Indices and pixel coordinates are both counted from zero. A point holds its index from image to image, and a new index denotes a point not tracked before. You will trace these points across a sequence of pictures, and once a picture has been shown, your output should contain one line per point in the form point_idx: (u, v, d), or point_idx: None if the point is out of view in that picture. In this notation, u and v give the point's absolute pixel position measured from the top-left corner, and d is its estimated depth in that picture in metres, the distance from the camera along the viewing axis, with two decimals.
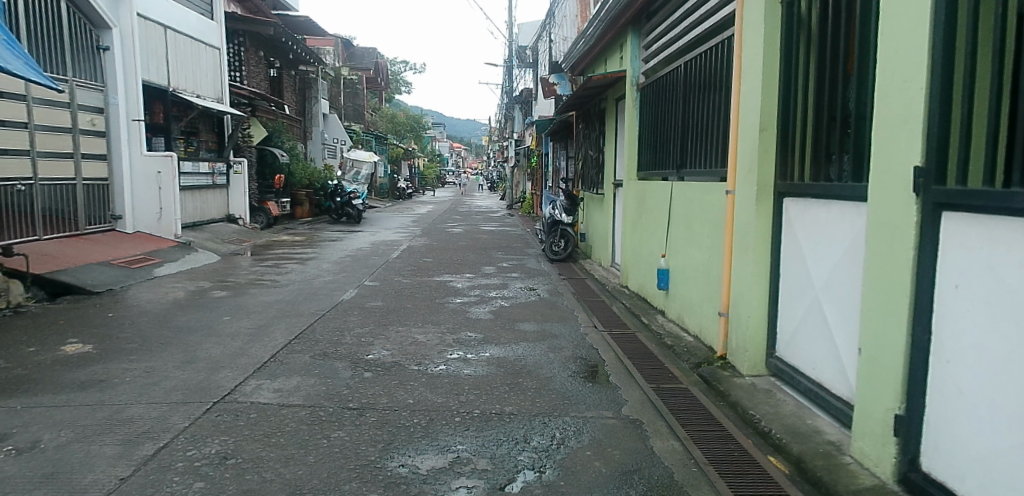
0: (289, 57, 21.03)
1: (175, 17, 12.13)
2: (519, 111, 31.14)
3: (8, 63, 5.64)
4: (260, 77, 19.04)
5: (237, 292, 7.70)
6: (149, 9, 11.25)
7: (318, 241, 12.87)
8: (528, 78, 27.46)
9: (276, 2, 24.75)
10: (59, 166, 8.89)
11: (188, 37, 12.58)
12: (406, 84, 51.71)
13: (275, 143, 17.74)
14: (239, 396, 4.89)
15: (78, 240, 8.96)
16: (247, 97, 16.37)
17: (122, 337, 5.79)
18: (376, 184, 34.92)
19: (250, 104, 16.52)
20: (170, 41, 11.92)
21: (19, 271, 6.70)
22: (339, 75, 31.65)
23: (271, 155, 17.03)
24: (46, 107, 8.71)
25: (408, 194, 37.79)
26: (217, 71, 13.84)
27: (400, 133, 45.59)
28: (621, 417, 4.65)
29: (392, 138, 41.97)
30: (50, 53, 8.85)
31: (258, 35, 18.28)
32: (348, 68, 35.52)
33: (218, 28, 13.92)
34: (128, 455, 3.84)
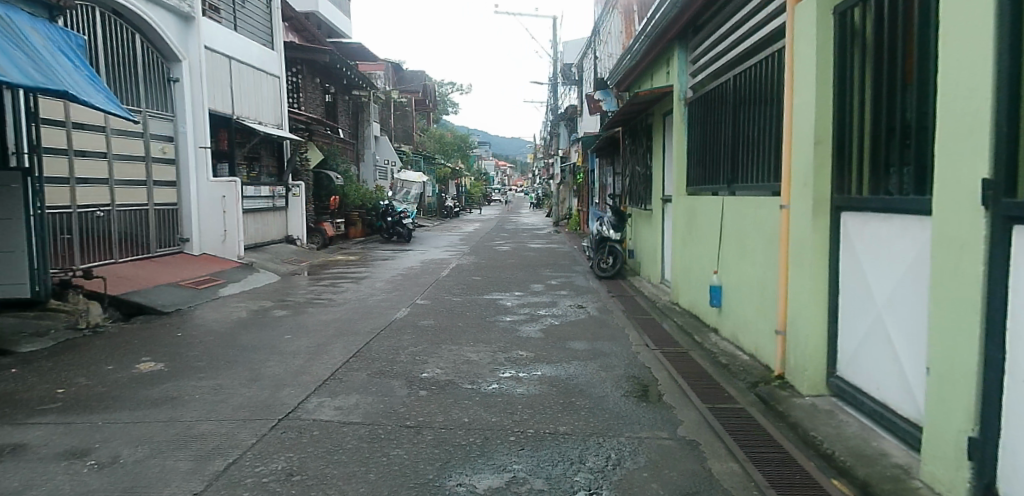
0: (343, 82, 21.78)
1: (239, 48, 12.72)
2: (564, 128, 31.30)
3: (89, 97, 6.01)
4: (316, 102, 19.73)
5: (296, 311, 7.94)
6: (212, 41, 11.77)
7: (371, 260, 13.18)
8: (573, 95, 27.56)
9: (329, 30, 25.71)
10: (133, 193, 9.38)
11: (250, 67, 13.12)
12: (451, 104, 52.55)
13: (330, 166, 18.40)
14: (302, 413, 5.04)
15: (149, 263, 9.42)
16: (304, 122, 17.02)
17: (191, 356, 6.04)
18: (425, 204, 35.61)
19: (308, 129, 17.16)
20: (234, 71, 12.48)
21: (98, 292, 7.15)
22: (389, 96, 32.50)
23: (327, 178, 17.71)
24: (123, 137, 9.21)
25: (455, 213, 38.33)
26: (278, 99, 14.41)
27: (447, 153, 46.42)
28: (677, 438, 4.58)
29: (440, 159, 42.78)
30: (126, 86, 9.38)
31: (315, 62, 18.92)
32: (398, 91, 36.55)
33: (279, 57, 14.52)
34: (200, 471, 3.99)
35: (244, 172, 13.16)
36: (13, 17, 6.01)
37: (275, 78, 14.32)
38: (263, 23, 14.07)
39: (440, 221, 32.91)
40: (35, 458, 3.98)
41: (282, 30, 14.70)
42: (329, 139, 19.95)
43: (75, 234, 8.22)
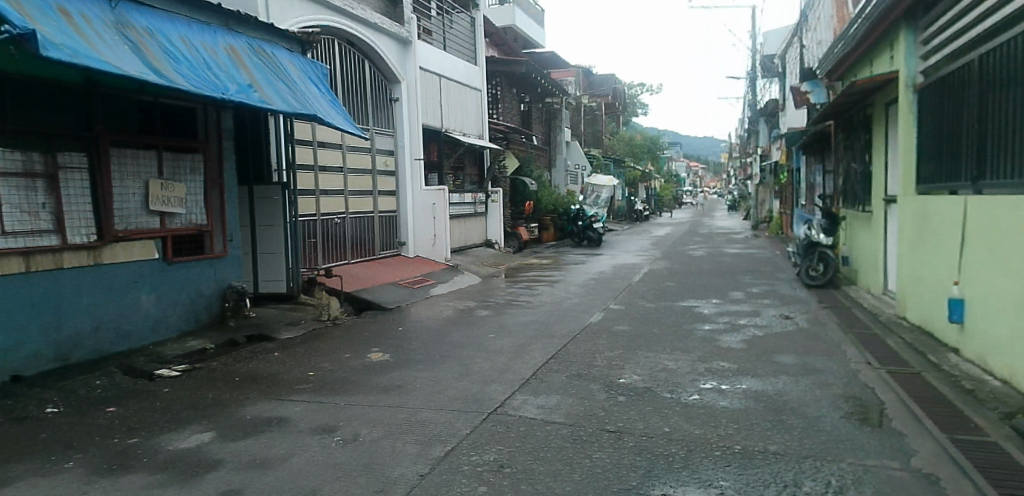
0: (538, 91, 22.59)
1: (448, 66, 13.78)
2: (764, 125, 29.15)
3: (331, 118, 6.92)
4: (513, 112, 20.73)
5: (498, 312, 8.38)
6: (426, 61, 12.86)
7: (564, 264, 13.45)
8: (776, 88, 25.54)
9: (525, 41, 26.86)
10: (361, 202, 10.59)
11: (456, 82, 14.13)
12: (643, 107, 51.89)
13: (525, 173, 19.23)
14: (509, 409, 5.28)
15: (374, 264, 10.56)
16: (503, 132, 17.96)
17: (411, 349, 6.66)
18: (615, 207, 35.54)
19: (506, 138, 18.07)
20: (443, 88, 13.55)
21: (336, 290, 8.24)
22: (580, 102, 33.00)
23: (522, 184, 18.51)
24: (354, 152, 10.44)
25: (644, 217, 37.69)
26: (479, 111, 15.38)
27: (637, 156, 45.87)
28: (912, 470, 4.01)
29: (630, 162, 42.45)
30: (359, 107, 10.60)
31: (513, 75, 19.77)
32: (588, 97, 37.03)
33: (481, 72, 15.48)
34: (424, 455, 4.36)
35: (450, 181, 14.19)
36: (277, 53, 7.08)
37: (477, 91, 15.25)
38: (467, 42, 15.18)
39: (630, 225, 32.60)
40: (296, 429, 4.63)
41: (484, 45, 15.67)
42: (525, 147, 20.80)
43: (319, 238, 9.47)
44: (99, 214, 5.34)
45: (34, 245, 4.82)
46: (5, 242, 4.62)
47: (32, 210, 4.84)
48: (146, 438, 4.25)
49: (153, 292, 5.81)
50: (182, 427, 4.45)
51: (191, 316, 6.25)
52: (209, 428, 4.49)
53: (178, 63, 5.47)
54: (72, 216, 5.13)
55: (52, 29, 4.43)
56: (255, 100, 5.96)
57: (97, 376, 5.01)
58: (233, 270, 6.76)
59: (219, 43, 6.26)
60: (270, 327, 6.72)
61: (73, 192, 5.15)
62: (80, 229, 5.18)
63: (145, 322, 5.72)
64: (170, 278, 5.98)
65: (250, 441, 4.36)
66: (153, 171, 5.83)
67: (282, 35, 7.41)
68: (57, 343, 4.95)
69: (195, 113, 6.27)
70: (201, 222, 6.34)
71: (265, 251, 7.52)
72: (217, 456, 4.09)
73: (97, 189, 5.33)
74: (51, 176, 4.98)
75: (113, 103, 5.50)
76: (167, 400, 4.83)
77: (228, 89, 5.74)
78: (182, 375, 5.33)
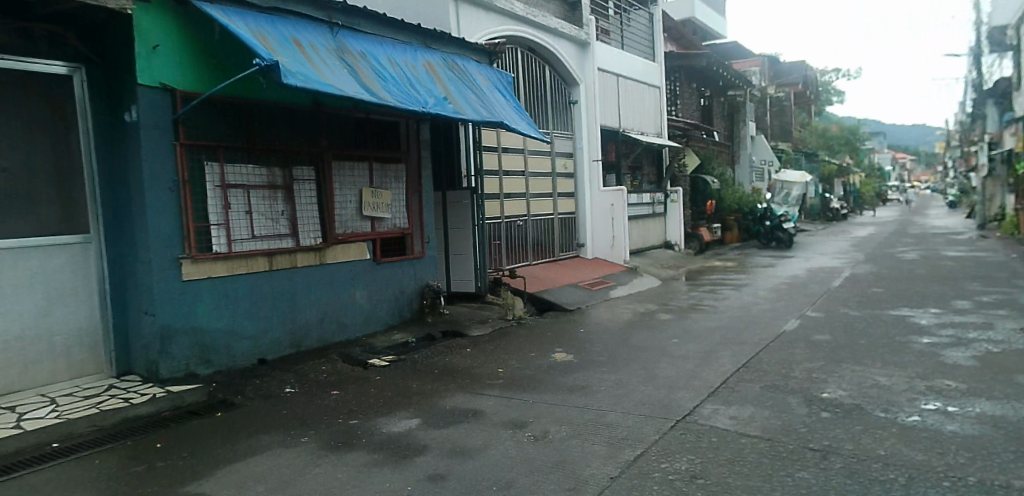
0: (719, 84, 21.60)
1: (626, 65, 13.68)
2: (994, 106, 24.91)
3: (516, 124, 7.19)
4: (693, 108, 20.09)
5: (681, 316, 8.14)
6: (606, 61, 12.88)
7: (750, 266, 12.67)
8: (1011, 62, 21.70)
9: (704, 32, 25.86)
10: (542, 204, 10.88)
11: (634, 81, 13.96)
12: (838, 94, 47.15)
13: (705, 172, 18.57)
14: (699, 418, 5.08)
15: (555, 265, 10.82)
16: (682, 129, 17.45)
17: (594, 350, 6.70)
18: (807, 206, 32.71)
19: (686, 135, 17.51)
20: (621, 87, 13.47)
21: (520, 290, 8.56)
22: (766, 93, 30.87)
23: (703, 183, 17.88)
24: (535, 156, 10.76)
25: (841, 215, 34.17)
26: (658, 108, 15.08)
27: (829, 148, 41.84)
28: None
29: (824, 155, 38.78)
30: (540, 111, 10.92)
31: (692, 68, 19.00)
32: (777, 88, 34.65)
33: (659, 68, 15.17)
34: (614, 457, 4.34)
35: (629, 181, 13.99)
36: (468, 66, 7.52)
37: (656, 88, 14.97)
38: (646, 40, 14.97)
39: (824, 225, 29.71)
40: (491, 422, 4.86)
41: (662, 42, 15.33)
42: (705, 144, 20.02)
43: (504, 240, 9.88)
44: (324, 219, 6.07)
45: (275, 246, 5.64)
46: (254, 243, 5.48)
47: (273, 217, 5.66)
48: (364, 420, 4.72)
49: (365, 289, 6.46)
50: (391, 413, 4.88)
51: (395, 312, 6.84)
52: (415, 415, 4.88)
53: (386, 81, 6.03)
54: (303, 221, 5.89)
55: (288, 59, 5.17)
56: (450, 111, 6.37)
57: (323, 362, 5.67)
58: (431, 271, 7.27)
59: (419, 61, 6.79)
60: (462, 324, 7.13)
61: (304, 200, 5.91)
62: (309, 232, 5.94)
63: (358, 316, 6.39)
64: (379, 277, 6.60)
65: (451, 430, 4.66)
66: (365, 180, 6.48)
67: (471, 47, 7.88)
68: (291, 331, 5.73)
69: (399, 126, 6.87)
70: (403, 225, 6.93)
71: (455, 252, 8.03)
72: (423, 441, 4.43)
73: (322, 197, 6.06)
74: (288, 187, 5.76)
75: (335, 121, 6.21)
76: (379, 387, 5.33)
77: (427, 102, 6.20)
78: (391, 365, 5.83)
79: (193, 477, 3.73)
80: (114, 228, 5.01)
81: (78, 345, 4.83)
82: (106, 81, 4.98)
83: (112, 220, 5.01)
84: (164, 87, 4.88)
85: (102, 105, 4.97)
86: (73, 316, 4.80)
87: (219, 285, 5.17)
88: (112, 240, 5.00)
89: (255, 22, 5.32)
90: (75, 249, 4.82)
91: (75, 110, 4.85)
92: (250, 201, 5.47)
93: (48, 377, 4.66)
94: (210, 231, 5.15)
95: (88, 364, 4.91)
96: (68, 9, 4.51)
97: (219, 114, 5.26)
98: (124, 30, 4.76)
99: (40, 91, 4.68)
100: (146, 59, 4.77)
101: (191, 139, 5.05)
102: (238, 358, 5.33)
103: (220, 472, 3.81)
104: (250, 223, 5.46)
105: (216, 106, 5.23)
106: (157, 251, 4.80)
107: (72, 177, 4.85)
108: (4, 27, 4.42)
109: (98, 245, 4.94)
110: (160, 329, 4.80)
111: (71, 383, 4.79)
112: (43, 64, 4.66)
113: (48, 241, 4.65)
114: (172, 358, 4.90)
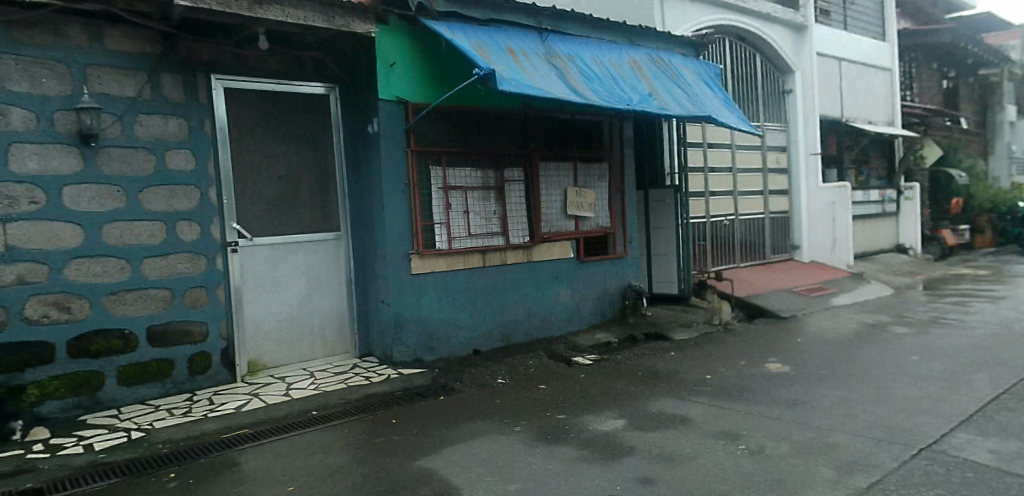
0: (970, 61, 18.56)
1: (851, 47, 12.35)
2: None
3: (724, 118, 6.81)
4: (933, 92, 17.57)
5: (921, 331, 7.09)
6: (826, 45, 11.77)
7: (1012, 277, 10.61)
8: None
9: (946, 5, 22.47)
10: (751, 203, 10.25)
11: (859, 64, 12.54)
12: None
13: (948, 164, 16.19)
14: (949, 449, 4.14)
15: (766, 268, 10.13)
16: (919, 116, 15.32)
17: (814, 363, 6.08)
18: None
19: (925, 123, 15.34)
20: (844, 72, 12.19)
21: (727, 294, 8.14)
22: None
23: (946, 178, 15.64)
24: (744, 151, 10.16)
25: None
26: (889, 93, 13.42)
27: None
28: None
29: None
30: (749, 104, 10.32)
31: (932, 45, 16.58)
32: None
33: (891, 48, 13.49)
34: (843, 483, 3.65)
35: (853, 176, 12.57)
36: (673, 60, 7.38)
37: (886, 71, 13.34)
38: (874, 19, 13.40)
39: None
40: (701, 430, 4.56)
41: (894, 19, 13.60)
42: (949, 133, 17.37)
43: (709, 241, 9.45)
44: (531, 219, 6.31)
45: (488, 244, 5.99)
46: (471, 241, 5.87)
47: (487, 216, 6.01)
48: (571, 416, 4.78)
49: (570, 287, 6.61)
50: (597, 411, 4.85)
51: (598, 312, 6.89)
52: (621, 416, 4.81)
53: (592, 81, 6.10)
54: (513, 220, 6.18)
55: (503, 66, 5.44)
56: (656, 107, 6.23)
57: (531, 357, 5.88)
58: (633, 271, 7.20)
59: (624, 59, 6.84)
60: (664, 326, 6.92)
61: (514, 200, 6.20)
62: (519, 231, 6.21)
63: (563, 314, 6.55)
64: (582, 276, 6.71)
65: (658, 434, 4.48)
66: (570, 180, 6.62)
67: (676, 40, 7.73)
68: (501, 325, 6.06)
69: (603, 126, 6.93)
70: (606, 224, 6.96)
71: (657, 253, 7.91)
72: (630, 443, 4.33)
73: (530, 198, 6.31)
74: (500, 188, 6.09)
75: (544, 124, 6.44)
76: (585, 384, 5.36)
77: (632, 100, 6.13)
78: (594, 364, 5.83)
79: (423, 452, 4.09)
80: (358, 227, 5.70)
81: (329, 329, 5.58)
82: (353, 97, 5.68)
83: (357, 220, 5.70)
84: (399, 100, 5.46)
85: (350, 120, 5.69)
86: (326, 303, 5.55)
87: (440, 279, 5.67)
88: (356, 238, 5.70)
89: (474, 33, 5.69)
90: (328, 245, 5.56)
91: (329, 124, 5.62)
92: (467, 202, 5.88)
93: (307, 354, 5.46)
94: (433, 229, 5.65)
95: (336, 345, 5.64)
96: (326, 37, 5.23)
97: (442, 122, 5.75)
98: (368, 52, 5.38)
99: (305, 110, 5.49)
100: (386, 76, 5.37)
101: (420, 146, 5.60)
102: (456, 348, 5.78)
103: (444, 451, 4.12)
104: (467, 222, 5.86)
105: (440, 115, 5.72)
106: (391, 247, 5.39)
107: (326, 183, 5.60)
108: (280, 57, 5.28)
109: (345, 242, 5.65)
110: (393, 317, 5.40)
111: (324, 361, 5.55)
112: (307, 87, 5.47)
113: (309, 238, 5.43)
114: (402, 343, 5.46)
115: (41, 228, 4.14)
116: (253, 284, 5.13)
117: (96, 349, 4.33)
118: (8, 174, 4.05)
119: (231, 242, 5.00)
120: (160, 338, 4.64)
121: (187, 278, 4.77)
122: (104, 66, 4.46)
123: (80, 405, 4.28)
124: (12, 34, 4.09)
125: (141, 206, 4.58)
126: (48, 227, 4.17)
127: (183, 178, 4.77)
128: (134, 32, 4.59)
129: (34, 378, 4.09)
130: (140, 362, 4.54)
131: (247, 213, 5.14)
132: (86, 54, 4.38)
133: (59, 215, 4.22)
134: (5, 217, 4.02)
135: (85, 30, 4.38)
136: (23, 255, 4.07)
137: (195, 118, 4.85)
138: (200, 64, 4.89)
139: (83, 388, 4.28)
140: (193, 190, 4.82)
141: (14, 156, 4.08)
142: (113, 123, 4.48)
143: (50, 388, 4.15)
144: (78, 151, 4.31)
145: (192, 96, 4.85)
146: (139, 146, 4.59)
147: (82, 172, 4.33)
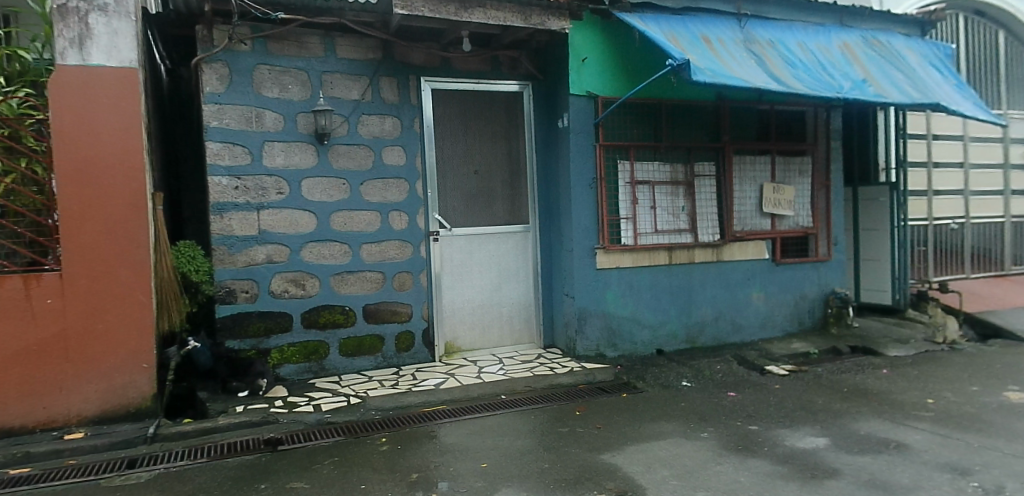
0: None
1: None
2: None
3: (959, 105, 5.91)
4: None
5: None
6: None
7: None
8: None
9: None
10: (989, 204, 8.80)
11: None
12: None
13: None
14: None
15: (1005, 281, 8.67)
16: None
17: None
18: None
19: None
20: None
21: (954, 309, 7.09)
22: None
23: None
24: (981, 144, 8.78)
25: None
26: None
27: None
28: None
29: None
30: (988, 89, 8.97)
31: None
32: None
33: None
34: None
35: None
36: (893, 41, 6.62)
37: None
38: None
39: None
40: (922, 459, 3.80)
41: None
42: None
43: (932, 247, 8.29)
44: (723, 217, 6.02)
45: (676, 241, 5.83)
46: (656, 237, 5.75)
47: (675, 212, 5.85)
48: (765, 428, 4.30)
49: (763, 291, 6.21)
50: (795, 427, 4.32)
51: (794, 319, 6.39)
52: (823, 434, 4.20)
53: (796, 68, 5.63)
54: (703, 217, 5.94)
55: (697, 56, 5.21)
56: (871, 94, 5.56)
57: (719, 362, 5.61)
58: (837, 277, 6.57)
59: (834, 42, 6.27)
60: (874, 340, 6.23)
61: (705, 196, 5.95)
62: (709, 229, 5.96)
63: (755, 318, 6.19)
64: (778, 279, 6.27)
65: (868, 459, 3.79)
66: (766, 175, 6.21)
67: (899, 19, 6.90)
68: (688, 325, 5.91)
69: (807, 115, 6.41)
70: (807, 224, 6.42)
71: (868, 258, 7.26)
72: (834, 465, 3.71)
73: (723, 194, 6.01)
74: (689, 183, 5.88)
75: (740, 116, 6.10)
76: (781, 397, 4.91)
77: (842, 87, 5.53)
78: (791, 375, 5.40)
79: (605, 448, 3.97)
80: (547, 221, 5.85)
81: (518, 317, 5.82)
82: (546, 94, 5.82)
83: (545, 214, 5.85)
84: (590, 94, 5.47)
85: (542, 116, 5.84)
86: (514, 293, 5.79)
87: (625, 275, 5.65)
88: (544, 231, 5.85)
89: (668, 23, 5.53)
90: (518, 238, 5.77)
91: (523, 120, 5.81)
92: (655, 197, 5.76)
93: (497, 340, 5.75)
94: (620, 224, 5.63)
95: (524, 334, 5.86)
96: (523, 36, 5.40)
97: (632, 115, 5.67)
98: (562, 48, 5.47)
99: (502, 107, 5.76)
100: (577, 71, 5.42)
101: (609, 140, 5.58)
102: (639, 346, 5.75)
103: (628, 449, 3.95)
104: (654, 218, 5.75)
105: (630, 108, 5.65)
106: (577, 241, 5.48)
107: (518, 178, 5.83)
108: (481, 57, 5.58)
109: (534, 234, 5.83)
110: (578, 310, 5.50)
111: (512, 348, 5.80)
112: (504, 84, 5.71)
113: (501, 230, 5.70)
114: (586, 337, 5.55)
115: (283, 214, 4.89)
116: (451, 272, 5.52)
117: (323, 320, 5.03)
118: (262, 167, 4.83)
119: (434, 232, 5.42)
120: (373, 315, 5.20)
121: (396, 263, 5.28)
122: (336, 72, 5.07)
123: (310, 369, 5.01)
124: (268, 47, 4.83)
125: (361, 197, 5.15)
126: (289, 214, 4.91)
127: (395, 171, 5.26)
128: (359, 40, 5.14)
129: (276, 342, 4.89)
130: (357, 336, 5.15)
131: (447, 205, 5.54)
132: (322, 63, 5.02)
133: (298, 205, 4.94)
134: (259, 203, 4.82)
135: (322, 41, 5.02)
136: (271, 237, 4.85)
137: (407, 117, 5.31)
138: (412, 67, 5.33)
139: (311, 355, 5.00)
140: (403, 183, 5.29)
141: (266, 152, 4.83)
142: (342, 123, 5.09)
143: (287, 352, 4.91)
144: (313, 147, 4.99)
145: (406, 97, 5.31)
146: (362, 143, 5.15)
147: (316, 166, 5.00)
